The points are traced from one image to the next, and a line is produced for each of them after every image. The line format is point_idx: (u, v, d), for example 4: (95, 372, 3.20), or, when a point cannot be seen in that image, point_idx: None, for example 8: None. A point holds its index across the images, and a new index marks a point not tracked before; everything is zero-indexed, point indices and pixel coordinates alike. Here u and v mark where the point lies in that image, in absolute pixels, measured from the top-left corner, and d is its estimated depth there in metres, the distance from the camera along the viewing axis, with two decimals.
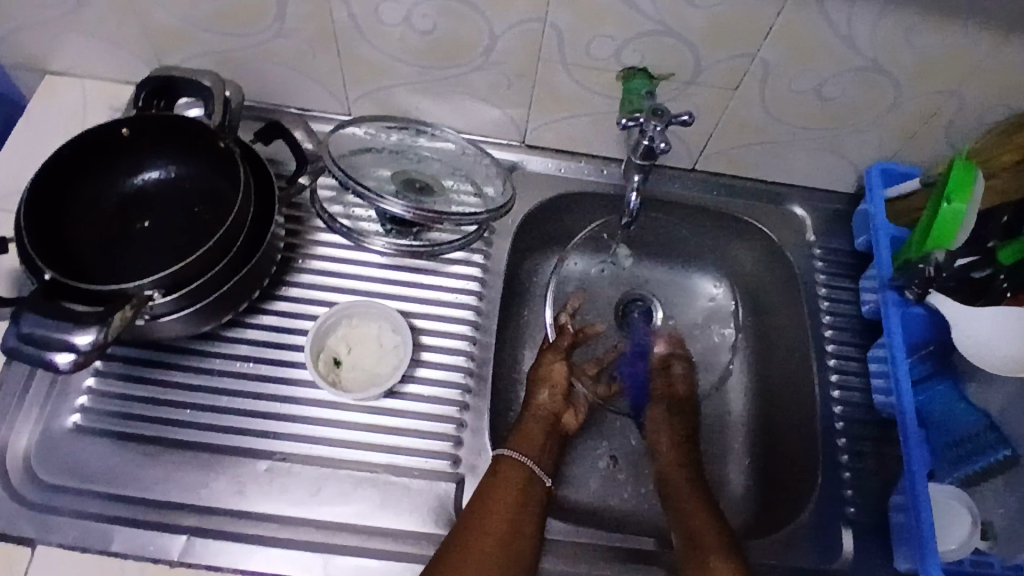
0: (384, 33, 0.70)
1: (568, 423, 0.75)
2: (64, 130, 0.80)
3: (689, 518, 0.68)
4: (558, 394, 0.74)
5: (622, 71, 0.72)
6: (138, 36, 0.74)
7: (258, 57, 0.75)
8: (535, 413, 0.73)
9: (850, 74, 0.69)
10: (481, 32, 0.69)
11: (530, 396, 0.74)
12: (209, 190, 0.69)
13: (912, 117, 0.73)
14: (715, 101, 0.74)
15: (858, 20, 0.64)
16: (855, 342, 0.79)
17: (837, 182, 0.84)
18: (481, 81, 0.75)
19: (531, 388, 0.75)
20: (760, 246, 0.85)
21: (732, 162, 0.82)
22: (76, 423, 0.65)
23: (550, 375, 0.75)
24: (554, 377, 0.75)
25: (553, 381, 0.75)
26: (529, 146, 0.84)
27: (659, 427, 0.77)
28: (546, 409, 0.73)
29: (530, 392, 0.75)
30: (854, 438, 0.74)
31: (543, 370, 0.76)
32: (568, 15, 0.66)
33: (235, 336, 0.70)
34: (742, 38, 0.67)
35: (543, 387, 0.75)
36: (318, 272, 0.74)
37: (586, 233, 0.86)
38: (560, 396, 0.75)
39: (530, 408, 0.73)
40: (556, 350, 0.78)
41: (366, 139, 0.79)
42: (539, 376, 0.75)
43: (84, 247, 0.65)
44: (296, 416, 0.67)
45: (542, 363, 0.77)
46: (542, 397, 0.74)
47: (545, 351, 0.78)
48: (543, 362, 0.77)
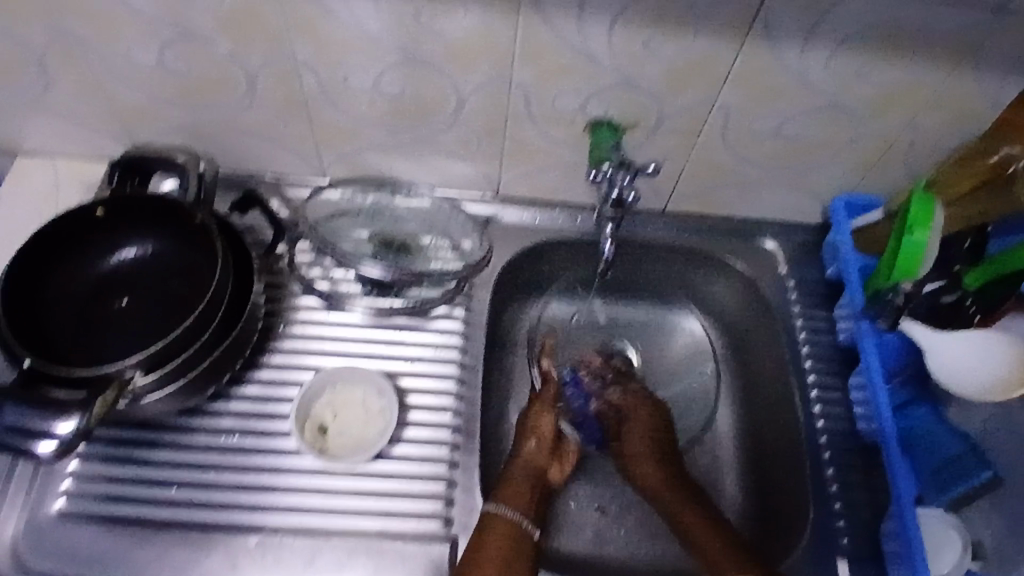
0: (353, 99, 0.72)
1: (553, 477, 0.74)
2: (40, 210, 0.80)
3: (703, 544, 0.68)
4: (545, 447, 0.74)
5: (588, 123, 0.74)
6: (112, 115, 0.75)
7: (231, 129, 0.76)
8: (522, 464, 0.72)
9: (805, 113, 0.72)
10: (448, 93, 0.71)
11: (517, 447, 0.74)
12: (186, 264, 0.69)
13: (869, 150, 0.76)
14: (679, 146, 0.76)
15: (806, 63, 0.67)
16: (835, 371, 0.80)
17: (803, 215, 0.86)
18: (451, 139, 0.76)
19: (518, 439, 0.75)
20: (736, 283, 0.87)
21: (701, 202, 0.84)
22: (61, 508, 0.64)
23: (537, 427, 0.75)
24: (541, 428, 0.75)
25: (541, 433, 0.75)
26: (503, 198, 0.85)
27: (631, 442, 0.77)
28: (532, 462, 0.72)
29: (516, 444, 0.74)
30: (842, 468, 0.75)
31: (531, 420, 0.75)
32: (531, 74, 0.69)
33: (219, 409, 0.69)
34: (698, 86, 0.69)
35: (531, 438, 0.74)
36: (300, 338, 0.74)
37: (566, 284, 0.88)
38: (546, 450, 0.74)
39: (517, 460, 0.72)
40: (544, 403, 0.78)
41: (342, 202, 0.81)
42: (527, 427, 0.75)
43: (63, 331, 0.65)
44: (285, 487, 0.66)
45: (529, 415, 0.76)
46: (531, 447, 0.73)
47: (535, 403, 0.78)
48: (531, 415, 0.76)
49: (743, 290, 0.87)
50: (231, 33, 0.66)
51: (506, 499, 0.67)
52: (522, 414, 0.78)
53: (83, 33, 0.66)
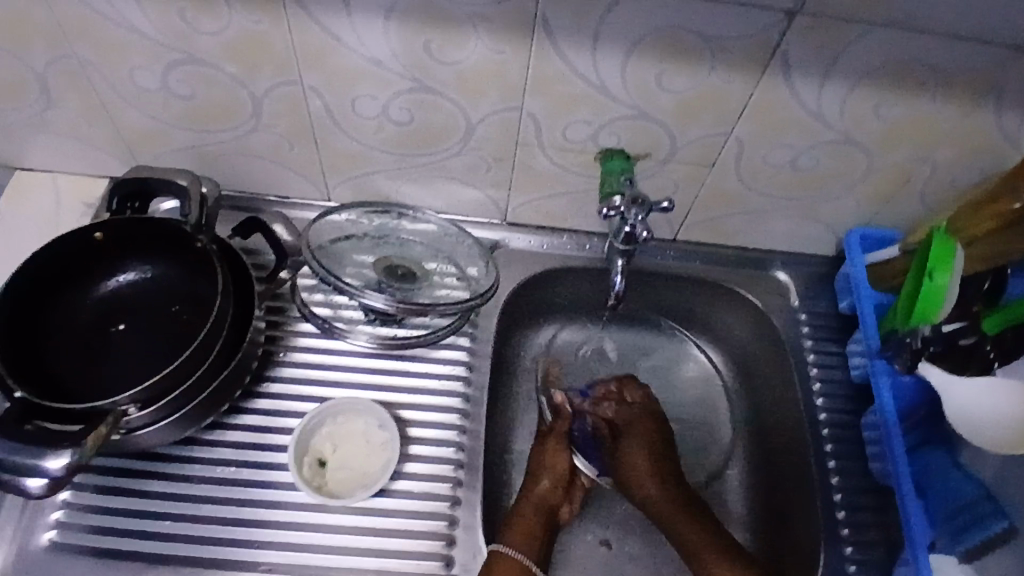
0: (361, 125, 0.70)
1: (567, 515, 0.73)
2: (37, 228, 0.78)
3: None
4: (560, 484, 0.73)
5: (600, 152, 0.72)
6: (114, 135, 0.74)
7: (235, 151, 0.75)
8: (535, 502, 0.71)
9: (822, 147, 0.70)
10: (458, 120, 0.69)
11: (531, 484, 0.72)
12: (187, 289, 0.68)
13: (885, 180, 0.74)
14: (692, 176, 0.75)
15: (826, 97, 0.65)
16: (847, 408, 0.78)
17: (816, 246, 0.84)
18: (459, 165, 0.75)
19: (531, 476, 0.73)
20: (748, 315, 0.85)
21: (712, 230, 0.83)
22: (50, 540, 0.62)
23: (553, 464, 0.74)
24: (553, 464, 0.74)
25: (555, 471, 0.73)
26: (511, 224, 0.83)
27: (631, 451, 0.74)
28: (545, 500, 0.71)
29: (529, 481, 0.72)
30: (854, 509, 0.72)
31: (544, 457, 0.74)
32: (542, 102, 0.67)
33: (216, 439, 0.68)
34: (714, 118, 0.68)
35: (545, 474, 0.73)
36: (300, 365, 0.72)
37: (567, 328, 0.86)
38: (560, 488, 0.73)
39: (530, 495, 0.71)
40: (558, 438, 0.76)
41: (348, 224, 0.78)
42: (541, 464, 0.73)
43: (58, 359, 0.63)
44: (281, 522, 0.64)
45: (540, 451, 0.75)
46: (544, 486, 0.72)
47: (550, 436, 0.76)
48: (544, 449, 0.75)
49: (752, 321, 0.85)
50: (239, 58, 0.64)
51: (513, 539, 0.67)
52: (536, 449, 0.76)
53: (87, 54, 0.65)
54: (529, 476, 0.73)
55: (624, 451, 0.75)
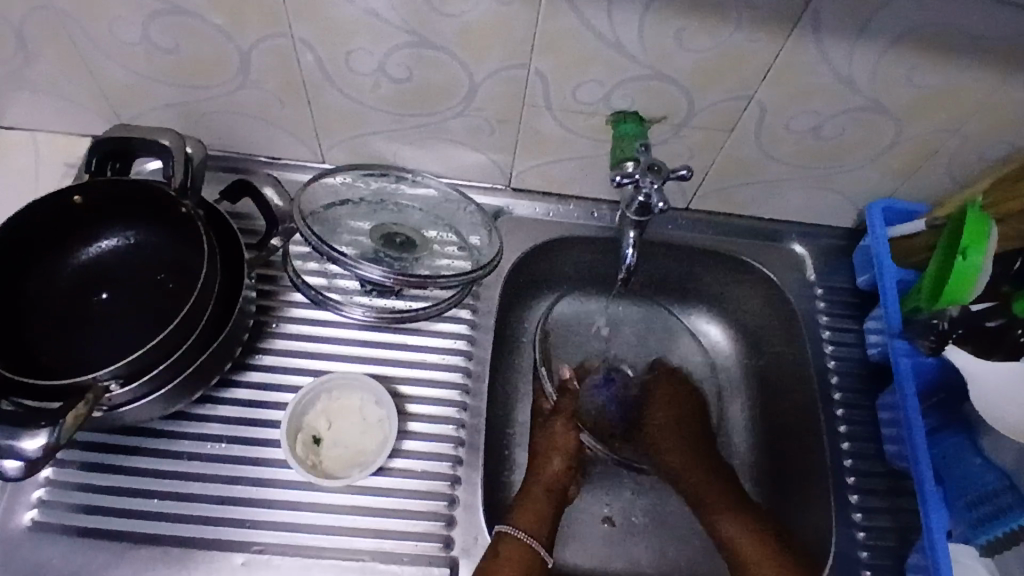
0: (356, 83, 0.66)
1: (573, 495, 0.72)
2: (14, 191, 0.74)
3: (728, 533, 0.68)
4: (570, 464, 0.71)
5: (612, 115, 0.68)
6: (91, 91, 0.69)
7: (221, 110, 0.70)
8: (546, 483, 0.69)
9: (850, 113, 0.66)
10: (460, 79, 0.65)
11: (541, 464, 0.70)
12: (173, 257, 0.64)
13: (914, 151, 0.70)
14: (709, 142, 0.70)
15: (859, 59, 0.60)
16: (862, 388, 0.75)
17: (836, 218, 0.80)
18: (461, 128, 0.70)
19: (540, 458, 0.71)
20: (761, 288, 0.81)
21: (728, 200, 0.78)
22: (34, 520, 0.60)
23: (563, 443, 0.72)
24: (561, 443, 0.72)
25: (564, 450, 0.71)
26: (515, 190, 0.79)
27: (655, 416, 0.77)
28: (557, 481, 0.69)
29: (538, 464, 0.70)
30: (866, 493, 0.70)
31: (552, 436, 0.72)
32: (551, 61, 0.62)
33: (205, 414, 0.65)
34: (737, 80, 0.63)
35: (556, 455, 0.71)
36: (294, 337, 0.69)
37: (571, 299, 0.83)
38: (571, 468, 0.71)
39: (541, 476, 0.69)
40: (567, 417, 0.74)
41: (342, 188, 0.73)
42: (551, 444, 0.72)
43: (35, 332, 0.60)
44: (274, 501, 0.62)
45: (546, 431, 0.73)
46: (555, 466, 0.70)
47: (562, 417, 0.74)
48: (553, 428, 0.73)
49: (764, 294, 0.81)
50: (221, 7, 0.59)
51: (520, 520, 0.65)
52: (542, 428, 0.74)
53: (55, 2, 0.60)
54: (538, 458, 0.71)
55: (649, 413, 0.77)
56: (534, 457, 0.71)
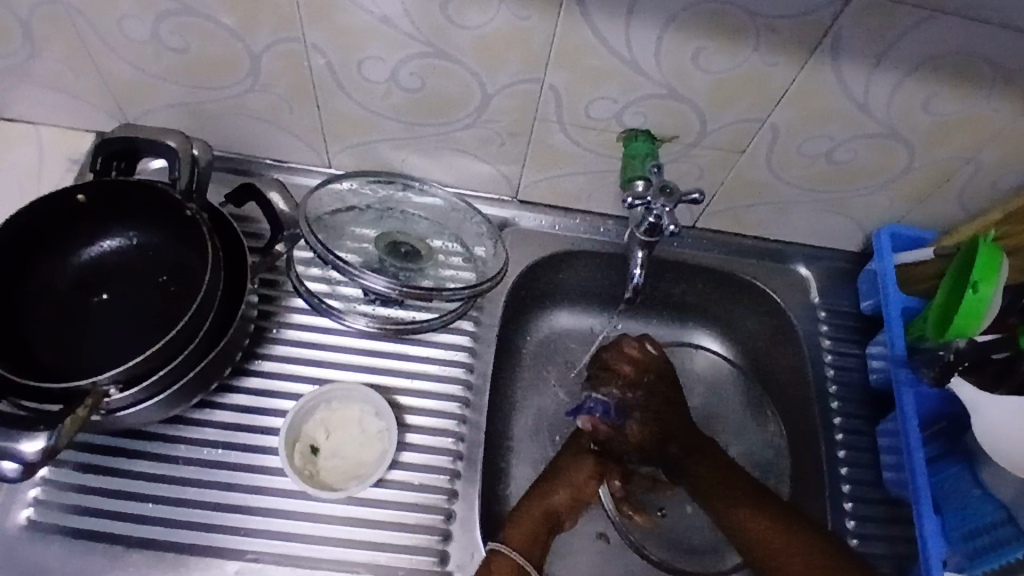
0: (368, 90, 0.65)
1: (565, 527, 0.69)
2: (20, 183, 0.73)
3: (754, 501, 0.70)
4: (573, 501, 0.69)
5: (623, 132, 0.67)
6: (99, 86, 0.68)
7: (230, 110, 0.69)
8: (546, 508, 0.67)
9: (862, 139, 0.65)
10: (473, 90, 0.64)
11: (548, 489, 0.68)
12: (176, 260, 0.63)
13: (925, 180, 0.69)
14: (720, 163, 0.70)
15: (875, 86, 0.60)
16: (862, 415, 0.75)
17: (842, 241, 0.80)
18: (470, 138, 0.70)
19: (553, 483, 0.69)
20: (767, 311, 0.81)
21: (734, 221, 0.78)
22: (26, 520, 0.59)
23: (577, 479, 0.70)
24: (580, 481, 0.70)
25: (575, 487, 0.69)
26: (522, 202, 0.79)
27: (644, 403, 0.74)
28: (557, 511, 0.68)
29: (544, 489, 0.68)
30: (864, 519, 0.70)
31: (568, 468, 0.70)
32: (566, 75, 0.62)
33: (204, 419, 0.65)
34: (752, 102, 0.63)
35: (563, 487, 0.69)
36: (295, 344, 0.69)
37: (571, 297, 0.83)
38: (574, 505, 0.69)
39: (543, 499, 0.67)
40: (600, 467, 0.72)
41: (348, 194, 0.73)
42: (567, 473, 0.70)
43: (31, 334, 0.59)
44: (271, 510, 0.61)
45: (569, 462, 0.71)
46: (559, 497, 0.68)
47: (596, 463, 0.72)
48: (571, 460, 0.72)
49: (767, 316, 0.81)
50: (236, 9, 0.59)
51: (514, 537, 0.64)
52: (563, 460, 0.72)
53: None
54: (549, 481, 0.69)
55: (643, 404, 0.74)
56: (545, 479, 0.70)
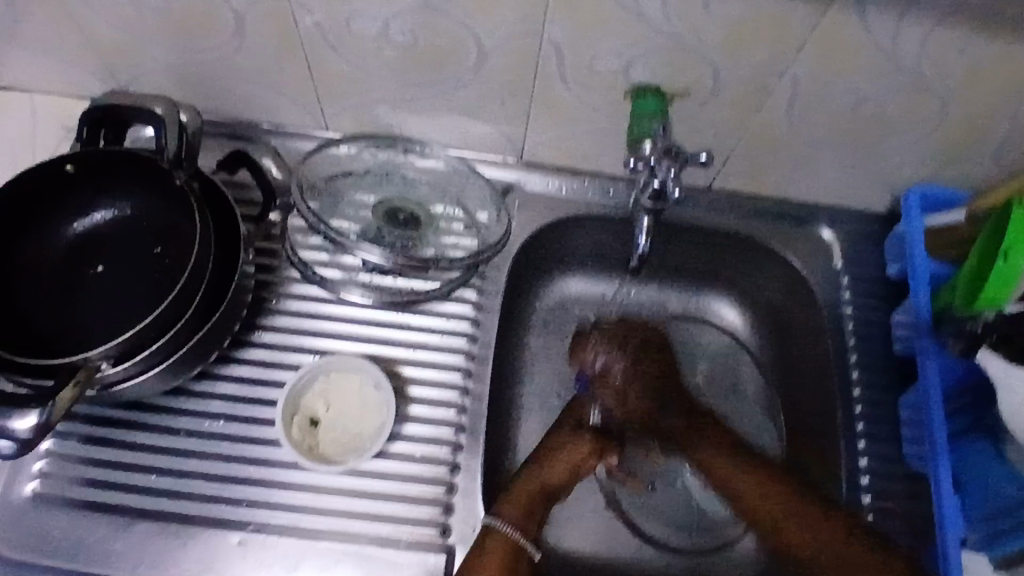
0: (359, 48, 0.62)
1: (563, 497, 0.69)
2: (16, 154, 0.72)
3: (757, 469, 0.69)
4: (569, 474, 0.67)
5: (631, 88, 0.63)
6: (85, 50, 0.66)
7: (221, 72, 0.67)
8: (542, 481, 0.66)
9: (890, 93, 0.60)
10: (469, 45, 0.60)
11: (546, 462, 0.67)
12: (170, 229, 0.62)
13: (957, 135, 0.64)
14: (735, 119, 0.65)
15: (903, 33, 0.55)
16: (885, 386, 0.71)
17: (868, 202, 0.75)
18: (469, 97, 0.66)
19: (551, 458, 0.67)
20: (785, 277, 0.77)
21: (753, 181, 0.74)
22: (32, 492, 0.60)
23: (575, 456, 0.68)
24: (578, 456, 0.68)
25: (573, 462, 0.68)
26: (527, 164, 0.75)
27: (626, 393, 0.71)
28: (553, 485, 0.66)
29: (542, 462, 0.67)
30: (882, 494, 0.67)
31: (564, 442, 0.68)
32: (566, 28, 0.58)
33: (204, 390, 0.64)
34: (768, 52, 0.58)
35: (562, 462, 0.67)
36: (295, 315, 0.68)
37: (582, 265, 0.81)
38: (572, 478, 0.68)
39: (542, 473, 0.66)
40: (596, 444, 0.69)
41: (346, 159, 0.71)
42: (564, 448, 0.68)
43: (28, 307, 0.59)
44: (273, 481, 0.61)
45: (566, 437, 0.69)
46: (556, 471, 0.67)
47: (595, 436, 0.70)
48: (569, 434, 0.69)
49: (785, 281, 0.77)
50: None
51: (508, 510, 0.63)
52: (563, 433, 0.69)
53: None
54: (546, 454, 0.67)
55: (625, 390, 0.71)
56: (544, 450, 0.68)
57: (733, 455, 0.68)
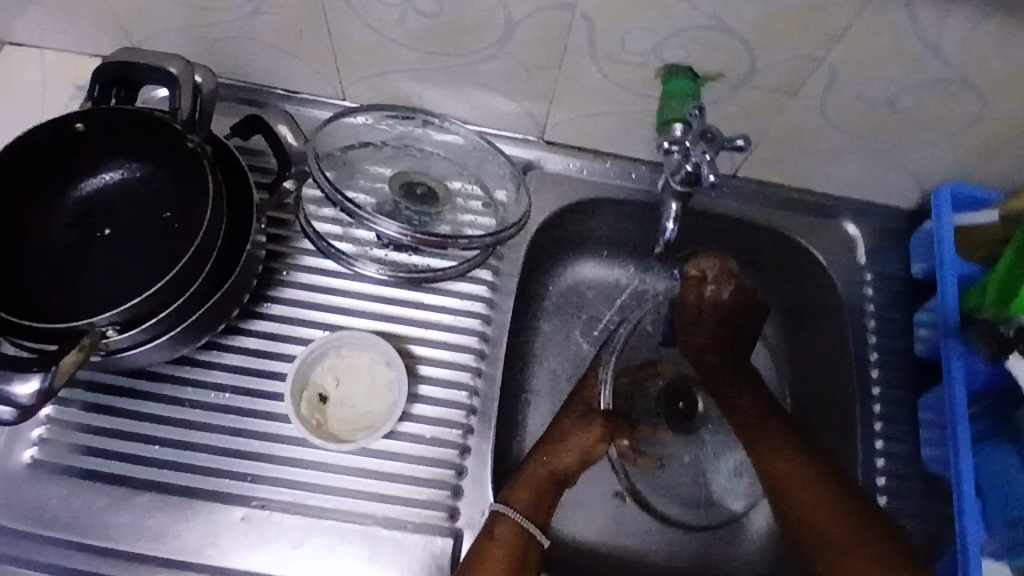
0: (382, 15, 0.59)
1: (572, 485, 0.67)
2: (22, 111, 0.70)
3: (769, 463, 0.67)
4: (578, 462, 0.65)
5: (663, 69, 0.61)
6: (96, 6, 0.64)
7: (236, 35, 0.64)
8: (551, 467, 0.64)
9: (931, 85, 0.58)
10: (497, 17, 0.58)
11: (555, 448, 0.65)
12: (180, 194, 0.60)
13: (996, 132, 0.62)
14: (768, 106, 0.63)
15: (951, 24, 0.53)
16: (905, 386, 0.70)
17: (896, 197, 0.73)
18: (493, 71, 0.64)
19: (559, 445, 0.65)
20: (807, 271, 0.76)
21: (780, 170, 0.72)
22: (32, 458, 0.58)
23: (583, 444, 0.66)
24: (588, 444, 0.66)
25: (581, 450, 0.66)
26: (549, 142, 0.73)
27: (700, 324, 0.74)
28: (560, 471, 0.64)
29: (550, 448, 0.65)
30: (896, 495, 0.66)
31: (573, 430, 0.66)
32: (600, 2, 0.55)
33: (210, 361, 0.63)
34: (808, 37, 0.56)
35: (570, 449, 0.65)
36: (305, 288, 0.66)
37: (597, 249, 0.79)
38: (581, 465, 0.66)
39: (550, 460, 0.64)
40: (607, 432, 0.67)
41: (363, 128, 0.69)
42: (573, 436, 0.66)
43: (32, 270, 0.57)
44: (279, 458, 0.60)
45: (576, 425, 0.67)
46: (564, 458, 0.65)
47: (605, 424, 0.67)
48: (578, 423, 0.67)
49: (806, 274, 0.76)
50: None
51: (516, 497, 0.61)
52: (573, 421, 0.67)
53: None
54: (555, 441, 0.66)
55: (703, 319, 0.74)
56: (555, 436, 0.66)
57: (784, 453, 0.66)
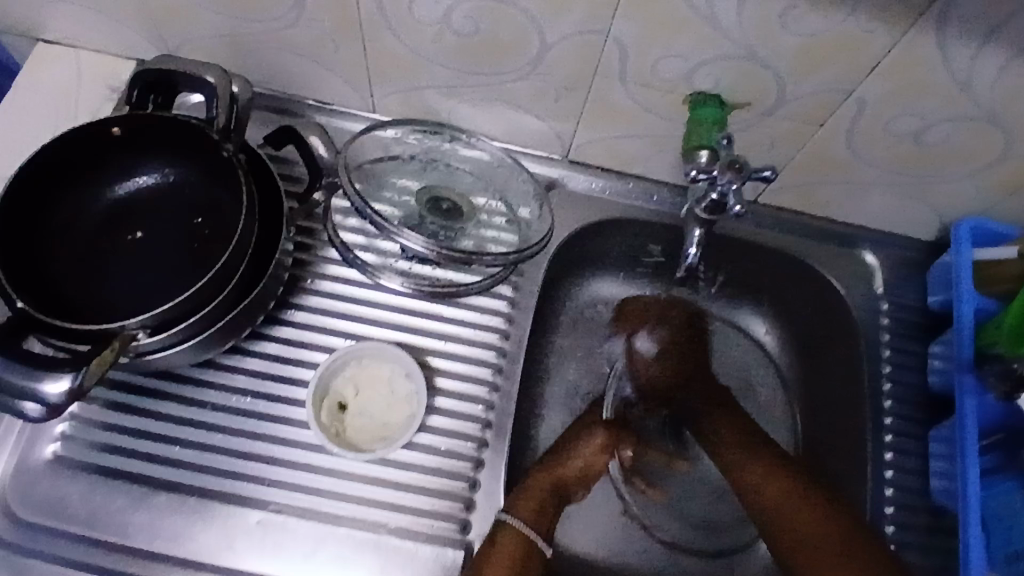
0: (418, 31, 0.60)
1: (577, 499, 0.68)
2: (58, 109, 0.71)
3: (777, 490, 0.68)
4: (581, 473, 0.67)
5: (691, 94, 0.62)
6: (138, 12, 0.65)
7: (273, 45, 0.65)
8: (555, 478, 0.65)
9: (957, 122, 0.59)
10: (531, 37, 0.59)
11: (560, 460, 0.66)
12: (211, 200, 0.61)
13: (1019, 170, 0.63)
14: (793, 134, 0.64)
15: (981, 61, 0.53)
16: (917, 417, 0.70)
17: (915, 228, 0.74)
18: (524, 89, 0.65)
19: (563, 455, 0.67)
20: (822, 299, 0.76)
21: (801, 198, 0.72)
22: (54, 454, 0.59)
23: (586, 454, 0.67)
24: (590, 454, 0.67)
25: (585, 458, 0.67)
26: (573, 162, 0.74)
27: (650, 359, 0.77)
28: (563, 482, 0.65)
29: (556, 459, 0.66)
30: (904, 526, 0.67)
31: (576, 440, 0.68)
32: (635, 27, 0.56)
33: (233, 365, 0.64)
34: (838, 69, 0.56)
35: (575, 458, 0.67)
36: (329, 296, 0.67)
37: (613, 268, 0.79)
38: (583, 475, 0.67)
39: (553, 470, 0.65)
40: (607, 442, 0.69)
41: (392, 143, 0.70)
42: (576, 447, 0.67)
43: (63, 268, 0.58)
44: (296, 463, 0.61)
45: (579, 434, 0.69)
46: (567, 469, 0.66)
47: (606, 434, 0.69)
48: (580, 434, 0.69)
49: (822, 301, 0.76)
50: None
51: (523, 506, 0.62)
52: (577, 432, 0.69)
53: None
54: (561, 452, 0.67)
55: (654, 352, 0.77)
56: (561, 446, 0.68)
57: (768, 474, 0.68)
